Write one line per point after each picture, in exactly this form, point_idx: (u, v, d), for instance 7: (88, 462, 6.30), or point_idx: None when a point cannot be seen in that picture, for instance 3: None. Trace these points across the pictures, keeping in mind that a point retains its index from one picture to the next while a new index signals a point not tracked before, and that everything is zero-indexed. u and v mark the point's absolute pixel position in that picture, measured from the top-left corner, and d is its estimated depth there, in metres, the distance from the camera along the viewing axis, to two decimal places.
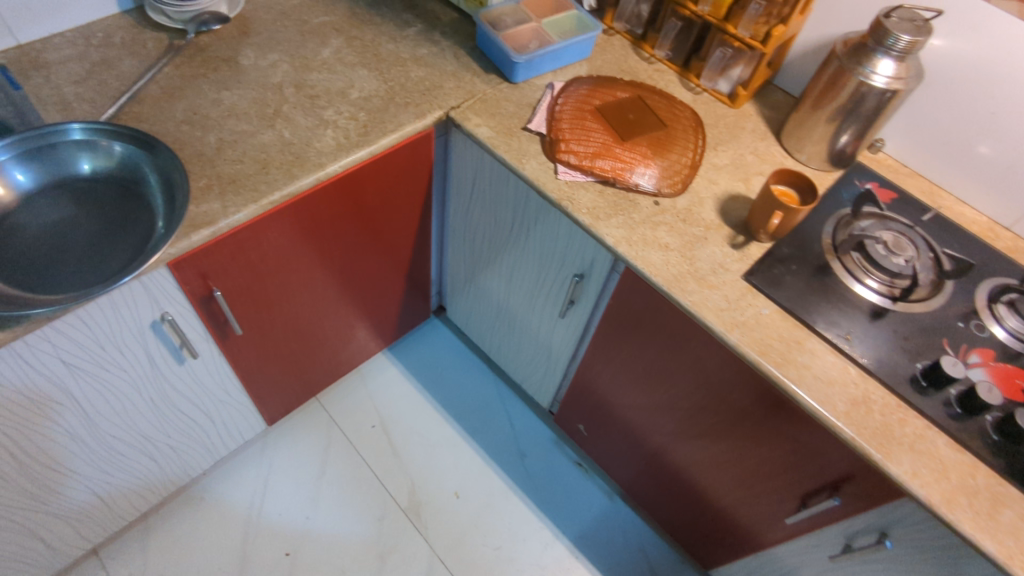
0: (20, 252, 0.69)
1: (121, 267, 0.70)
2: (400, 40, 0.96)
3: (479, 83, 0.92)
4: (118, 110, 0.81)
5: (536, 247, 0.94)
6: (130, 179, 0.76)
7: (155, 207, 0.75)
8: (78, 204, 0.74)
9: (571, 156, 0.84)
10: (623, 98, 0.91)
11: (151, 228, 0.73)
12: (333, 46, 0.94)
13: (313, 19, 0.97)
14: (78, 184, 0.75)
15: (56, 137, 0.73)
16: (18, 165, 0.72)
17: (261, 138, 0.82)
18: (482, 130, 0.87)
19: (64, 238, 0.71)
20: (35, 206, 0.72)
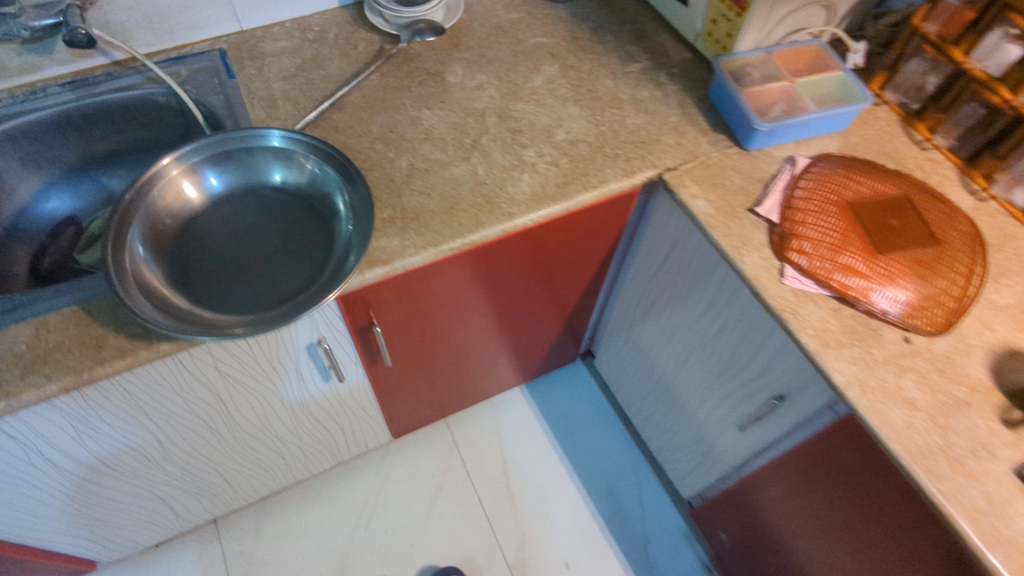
0: (199, 260, 0.67)
1: (290, 292, 0.65)
2: (620, 77, 0.84)
3: (704, 143, 0.79)
4: (319, 116, 0.78)
5: (730, 346, 0.79)
6: (320, 199, 0.71)
7: (337, 231, 0.68)
8: (266, 218, 0.71)
9: (806, 260, 0.68)
10: (883, 193, 0.73)
11: (328, 253, 0.67)
12: (546, 73, 0.84)
13: (530, 39, 0.88)
14: (271, 197, 0.72)
15: (258, 146, 0.71)
16: (217, 168, 0.71)
17: (454, 172, 0.74)
18: (699, 204, 0.74)
19: (245, 254, 0.68)
20: (227, 214, 0.71)
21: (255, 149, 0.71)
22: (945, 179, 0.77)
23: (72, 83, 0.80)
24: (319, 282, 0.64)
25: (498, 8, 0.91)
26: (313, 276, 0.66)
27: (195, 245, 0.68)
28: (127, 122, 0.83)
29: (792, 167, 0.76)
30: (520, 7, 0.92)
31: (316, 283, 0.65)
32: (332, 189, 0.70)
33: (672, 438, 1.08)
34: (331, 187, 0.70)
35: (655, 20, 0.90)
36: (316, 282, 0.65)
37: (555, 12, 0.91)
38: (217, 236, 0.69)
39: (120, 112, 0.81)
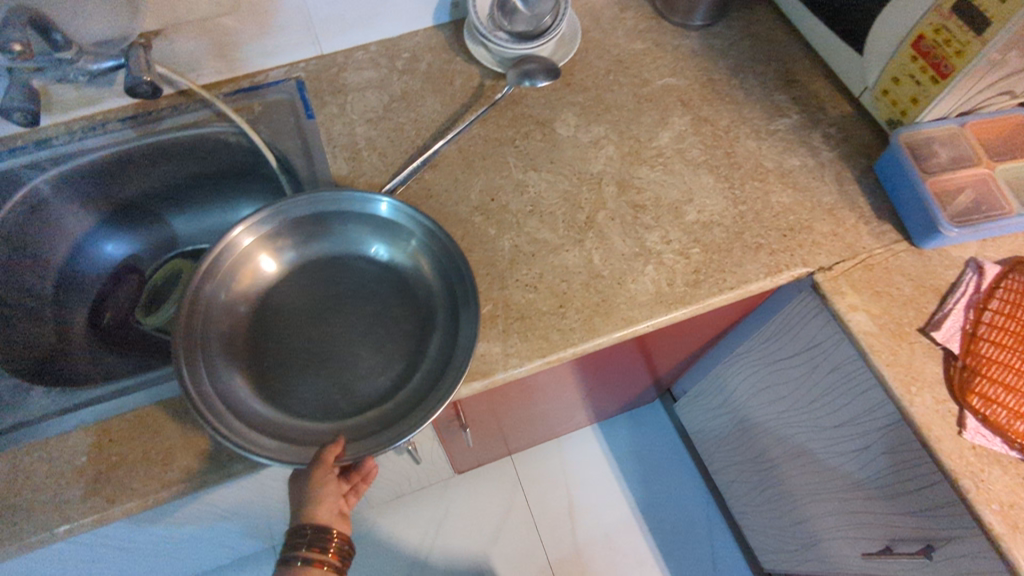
0: (274, 342, 0.58)
1: (372, 395, 0.55)
2: (765, 138, 0.70)
3: (866, 234, 0.65)
4: (410, 174, 0.66)
5: (870, 469, 0.68)
6: (420, 282, 0.61)
7: (434, 325, 0.58)
8: (355, 295, 0.61)
9: (991, 410, 0.56)
10: None
11: (423, 352, 0.57)
12: (674, 128, 0.71)
13: (656, 79, 0.74)
14: (365, 272, 0.63)
15: (354, 213, 0.62)
16: (309, 232, 0.63)
17: (564, 259, 0.63)
18: (859, 319, 0.61)
19: (327, 339, 0.58)
20: (308, 286, 0.62)
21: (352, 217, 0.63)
22: None
23: (133, 117, 0.71)
24: (410, 391, 0.55)
25: (619, 36, 0.77)
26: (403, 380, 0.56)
27: (273, 325, 0.59)
28: (195, 158, 0.73)
29: (981, 276, 0.62)
30: (645, 34, 0.77)
31: (406, 391, 0.55)
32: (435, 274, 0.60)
33: (765, 512, 0.99)
34: (434, 269, 0.61)
35: (809, 61, 0.75)
36: (407, 390, 0.55)
37: (686, 42, 0.76)
38: (296, 314, 0.60)
39: (186, 150, 0.72)
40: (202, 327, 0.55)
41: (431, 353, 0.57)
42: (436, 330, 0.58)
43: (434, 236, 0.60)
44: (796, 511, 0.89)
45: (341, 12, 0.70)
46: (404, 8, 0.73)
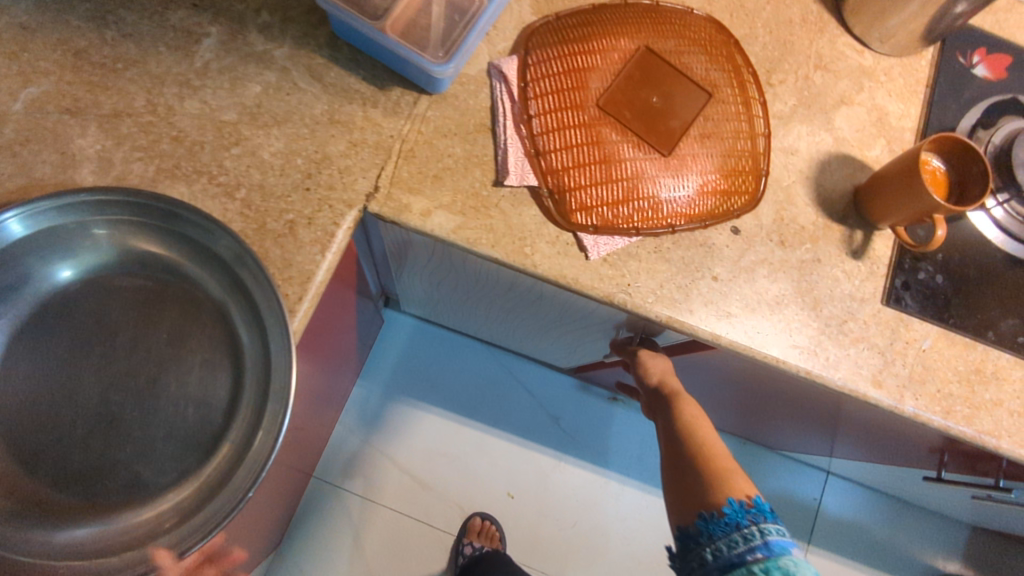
0: (89, 395, 0.45)
1: (172, 429, 0.46)
2: (202, 83, 0.52)
3: (382, 120, 0.53)
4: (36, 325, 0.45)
5: (556, 301, 0.67)
6: (99, 393, 0.45)
7: (18, 411, 0.44)
8: (136, 267, 0.47)
9: (595, 216, 0.52)
10: (621, 56, 0.53)
11: (184, 471, 0.45)
12: (90, 156, 0.49)
13: (12, 103, 0.49)
14: (115, 302, 0.47)
15: (149, 259, 0.47)
16: (69, 261, 0.46)
17: (94, 431, 0.45)
18: (440, 220, 0.51)
19: (124, 361, 0.46)
20: (108, 290, 0.47)
21: (155, 209, 0.46)
22: None
23: None
24: (90, 548, 0.42)
25: None
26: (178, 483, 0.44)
27: (142, 338, 0.47)
28: None
29: (508, 83, 0.53)
30: None
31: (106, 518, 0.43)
32: (257, 325, 0.46)
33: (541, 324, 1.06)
34: (175, 259, 0.47)
35: None
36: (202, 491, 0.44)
37: (7, 22, 0.51)
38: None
39: None
40: None
41: (241, 419, 0.45)
42: (87, 450, 0.45)
43: (147, 224, 0.46)
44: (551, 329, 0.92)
45: None
46: None
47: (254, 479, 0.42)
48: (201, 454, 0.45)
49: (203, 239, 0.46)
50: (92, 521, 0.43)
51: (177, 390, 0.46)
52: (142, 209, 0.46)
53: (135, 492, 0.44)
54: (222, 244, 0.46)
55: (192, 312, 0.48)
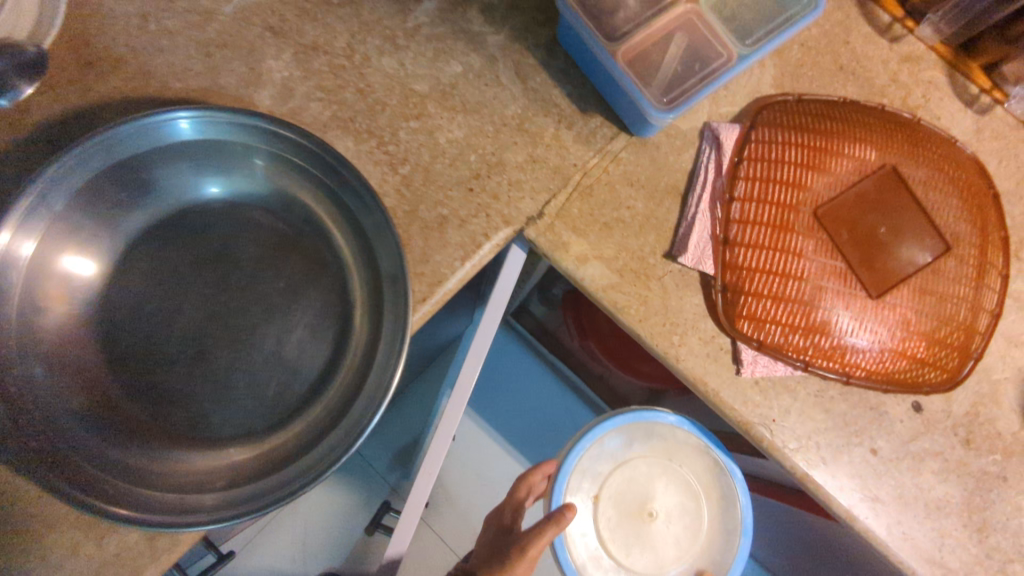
0: (191, 315, 0.42)
1: (250, 383, 0.42)
2: (406, 45, 0.48)
3: (572, 144, 0.48)
4: (167, 228, 0.43)
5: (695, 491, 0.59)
6: (201, 319, 0.42)
7: (120, 305, 0.41)
8: (279, 211, 0.45)
9: (764, 332, 0.44)
10: (859, 166, 0.46)
11: (251, 429, 0.41)
12: (274, 81, 0.47)
13: (223, 4, 0.48)
14: (247, 237, 0.44)
15: (292, 203, 0.45)
16: (217, 180, 0.44)
17: (177, 355, 0.41)
18: (593, 273, 0.46)
19: (228, 298, 0.43)
20: (242, 224, 0.44)
21: (323, 159, 0.42)
22: (937, 82, 0.51)
23: None
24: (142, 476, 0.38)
25: None
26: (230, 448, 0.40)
27: (256, 278, 0.43)
28: None
29: (721, 152, 0.47)
30: None
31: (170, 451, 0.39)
32: (379, 310, 0.42)
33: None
34: (322, 216, 0.44)
35: None
36: (266, 460, 0.40)
37: None
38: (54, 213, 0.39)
39: None
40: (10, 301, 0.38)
41: (326, 399, 0.41)
42: (161, 376, 0.41)
43: (308, 171, 0.43)
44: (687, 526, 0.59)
45: None
46: None
47: (318, 475, 0.37)
48: (277, 418, 0.41)
49: (353, 202, 0.42)
50: (149, 447, 0.39)
51: (271, 344, 0.42)
52: (312, 156, 0.42)
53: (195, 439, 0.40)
54: (371, 215, 0.42)
55: (314, 266, 0.44)
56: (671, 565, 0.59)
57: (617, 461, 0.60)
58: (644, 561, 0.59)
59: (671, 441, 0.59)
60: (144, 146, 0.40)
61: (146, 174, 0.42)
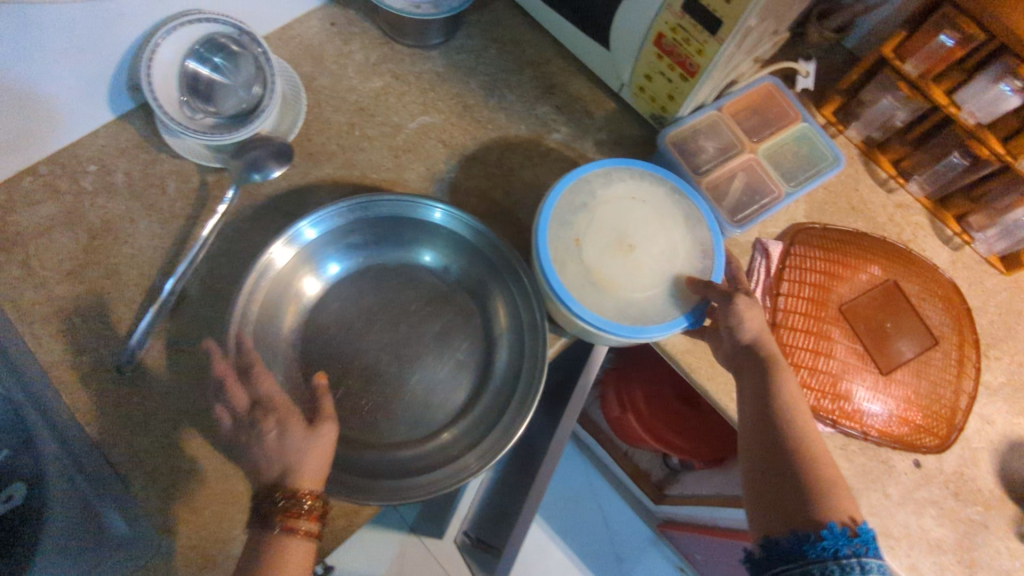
0: (379, 344, 0.57)
1: (415, 403, 0.56)
2: (539, 161, 0.65)
3: None
4: (377, 271, 0.60)
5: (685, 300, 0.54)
6: (384, 351, 0.57)
7: (330, 327, 0.58)
8: (457, 278, 0.61)
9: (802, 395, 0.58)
10: (869, 279, 0.62)
11: (408, 436, 0.55)
12: (442, 179, 0.63)
13: (408, 121, 0.65)
14: (431, 293, 0.60)
15: (459, 272, 0.60)
16: (423, 249, 0.61)
17: (364, 377, 0.56)
18: (675, 339, 0.61)
19: (405, 336, 0.58)
20: (427, 284, 0.60)
21: (498, 253, 0.57)
22: (923, 223, 0.68)
23: None
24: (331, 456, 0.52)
25: (352, 77, 0.66)
26: (394, 449, 0.54)
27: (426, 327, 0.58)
28: None
29: (768, 260, 0.62)
30: (381, 68, 0.67)
31: (348, 448, 0.53)
32: (516, 363, 0.56)
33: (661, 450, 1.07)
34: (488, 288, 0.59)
35: (559, 59, 0.70)
36: (418, 461, 0.53)
37: (428, 69, 0.67)
38: (302, 249, 0.56)
39: None
40: (270, 307, 0.55)
41: (468, 422, 0.55)
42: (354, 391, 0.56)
43: (485, 257, 0.58)
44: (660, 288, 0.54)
45: None
46: (64, 115, 0.58)
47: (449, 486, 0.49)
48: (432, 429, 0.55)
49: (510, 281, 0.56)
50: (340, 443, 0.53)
51: (427, 373, 0.57)
52: (495, 251, 0.57)
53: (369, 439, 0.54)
54: (521, 290, 0.56)
55: (466, 322, 0.59)
56: (667, 305, 0.54)
57: (591, 203, 0.57)
58: (626, 276, 0.54)
59: (617, 189, 0.57)
60: (371, 215, 0.57)
61: (373, 232, 0.59)
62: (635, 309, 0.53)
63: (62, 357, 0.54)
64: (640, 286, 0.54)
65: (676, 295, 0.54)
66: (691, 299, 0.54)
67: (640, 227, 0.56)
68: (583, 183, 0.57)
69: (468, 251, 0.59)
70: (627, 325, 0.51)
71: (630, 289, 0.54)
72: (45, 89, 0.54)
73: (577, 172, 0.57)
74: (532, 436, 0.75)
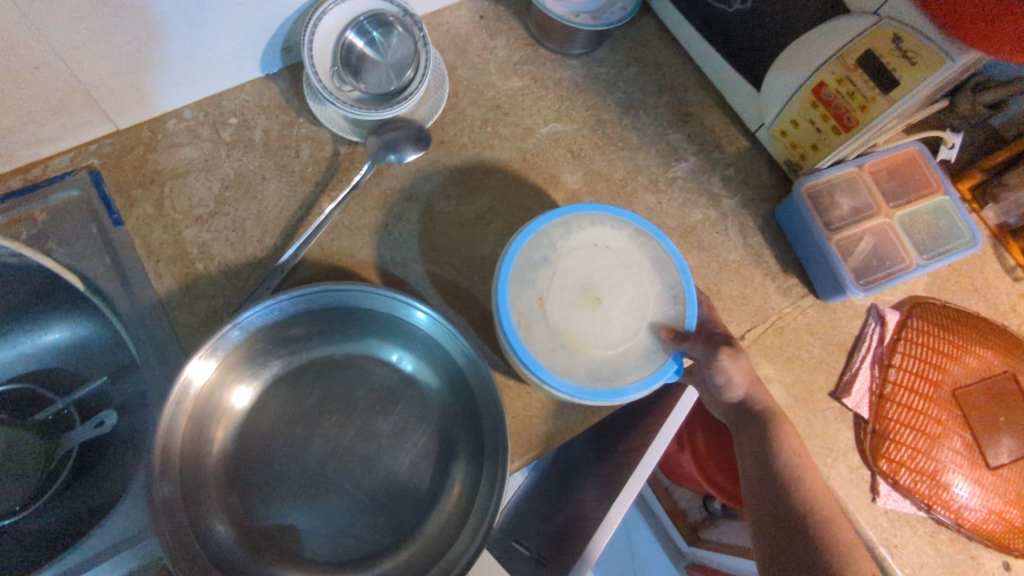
0: (324, 448, 0.52)
1: (369, 521, 0.51)
2: (663, 187, 0.64)
3: (773, 293, 0.62)
4: (329, 364, 0.55)
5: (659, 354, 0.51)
6: (329, 459, 0.52)
7: (268, 432, 0.52)
8: (427, 383, 0.55)
9: (898, 473, 0.56)
10: (983, 367, 0.60)
11: (359, 550, 0.50)
12: (566, 189, 0.63)
13: (540, 126, 0.65)
14: (391, 397, 0.55)
15: (422, 378, 0.55)
16: (387, 347, 0.55)
17: (320, 475, 0.52)
18: (775, 393, 0.58)
19: (357, 439, 0.53)
20: (389, 385, 0.55)
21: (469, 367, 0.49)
22: None
23: None
24: None
25: (492, 73, 0.66)
26: (345, 568, 0.49)
27: (376, 434, 0.53)
28: None
29: (884, 328, 0.60)
30: (521, 69, 0.67)
31: (298, 568, 0.49)
32: (470, 491, 0.50)
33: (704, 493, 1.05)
34: (455, 407, 0.54)
35: (698, 89, 0.69)
36: None
37: (568, 77, 0.67)
38: (236, 345, 0.48)
39: None
40: (203, 423, 0.48)
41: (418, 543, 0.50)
42: (290, 499, 0.51)
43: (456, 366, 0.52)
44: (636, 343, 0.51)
45: (138, 80, 0.55)
46: (219, 67, 0.59)
47: None
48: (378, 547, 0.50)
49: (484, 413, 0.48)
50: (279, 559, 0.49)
51: (378, 485, 0.52)
52: (471, 365, 0.49)
53: (308, 556, 0.49)
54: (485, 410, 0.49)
55: (422, 436, 0.54)
56: (643, 361, 0.51)
57: (552, 257, 0.53)
58: (595, 332, 0.51)
59: (574, 240, 0.53)
60: (315, 306, 0.49)
61: (325, 322, 0.52)
62: (607, 367, 0.50)
63: (179, 299, 0.56)
64: (610, 342, 0.51)
65: (651, 349, 0.51)
66: (665, 353, 0.51)
67: (569, 268, 0.53)
68: (538, 236, 0.53)
69: (435, 356, 0.53)
70: (604, 391, 0.48)
71: (600, 345, 0.51)
72: (210, 40, 0.56)
73: (533, 224, 0.52)
74: (588, 494, 0.74)
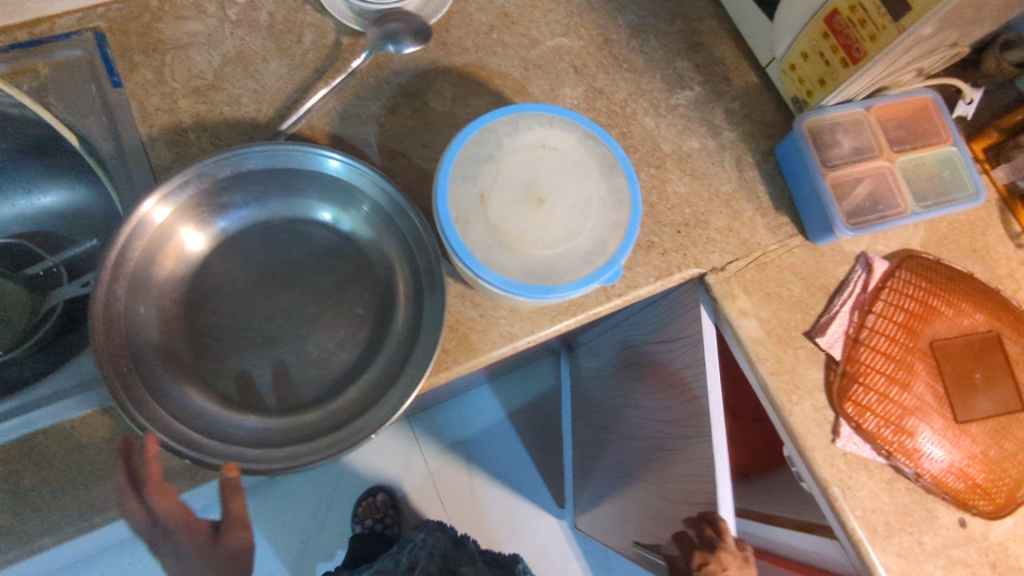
0: (270, 304, 0.53)
1: (310, 375, 0.52)
2: (663, 113, 0.63)
3: (761, 229, 0.61)
4: (276, 223, 0.55)
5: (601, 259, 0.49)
6: (271, 316, 0.52)
7: (218, 279, 0.53)
8: (372, 242, 0.55)
9: (863, 417, 0.56)
10: (969, 325, 0.59)
11: (299, 400, 0.51)
12: (564, 104, 0.62)
13: (547, 38, 0.64)
14: (335, 255, 0.55)
15: (365, 235, 0.55)
16: (331, 207, 0.55)
17: (268, 334, 0.52)
18: (747, 325, 0.58)
19: (300, 293, 0.53)
20: (333, 245, 0.55)
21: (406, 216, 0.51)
22: None
23: None
24: (214, 422, 0.48)
25: None
26: (289, 419, 0.50)
27: (319, 286, 0.54)
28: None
29: (870, 275, 0.59)
30: None
31: (241, 413, 0.50)
32: (406, 342, 0.51)
33: None
34: (398, 260, 0.54)
35: (714, 20, 0.67)
36: (298, 431, 0.49)
37: None
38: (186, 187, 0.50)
39: None
40: (151, 259, 0.50)
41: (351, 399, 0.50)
42: (235, 345, 0.52)
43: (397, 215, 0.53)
44: (579, 246, 0.49)
45: None
46: None
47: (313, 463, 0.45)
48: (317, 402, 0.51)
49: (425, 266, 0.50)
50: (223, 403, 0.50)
51: (316, 348, 0.52)
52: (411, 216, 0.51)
53: (251, 403, 0.51)
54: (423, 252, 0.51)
55: (365, 296, 0.54)
56: (582, 261, 0.49)
57: (498, 154, 0.50)
58: (537, 232, 0.49)
59: (525, 138, 0.51)
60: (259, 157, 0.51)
61: (272, 179, 0.53)
62: (544, 266, 0.49)
63: (168, 165, 0.57)
64: (552, 242, 0.49)
65: (594, 254, 0.49)
66: (607, 258, 0.49)
67: (513, 166, 0.50)
68: (489, 130, 0.51)
69: (379, 213, 0.54)
70: (537, 286, 0.47)
71: (540, 245, 0.49)
72: None
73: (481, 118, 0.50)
74: None
